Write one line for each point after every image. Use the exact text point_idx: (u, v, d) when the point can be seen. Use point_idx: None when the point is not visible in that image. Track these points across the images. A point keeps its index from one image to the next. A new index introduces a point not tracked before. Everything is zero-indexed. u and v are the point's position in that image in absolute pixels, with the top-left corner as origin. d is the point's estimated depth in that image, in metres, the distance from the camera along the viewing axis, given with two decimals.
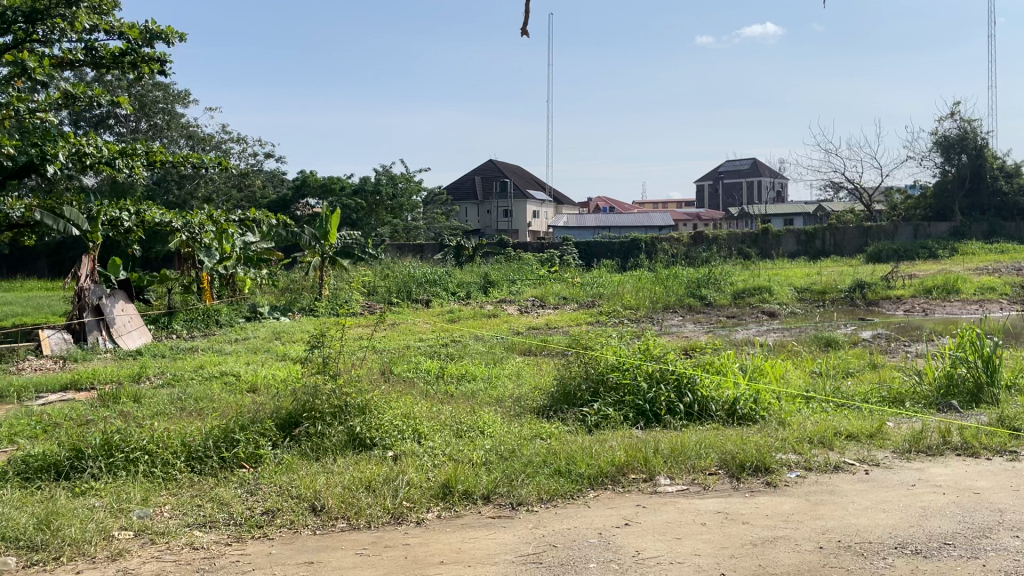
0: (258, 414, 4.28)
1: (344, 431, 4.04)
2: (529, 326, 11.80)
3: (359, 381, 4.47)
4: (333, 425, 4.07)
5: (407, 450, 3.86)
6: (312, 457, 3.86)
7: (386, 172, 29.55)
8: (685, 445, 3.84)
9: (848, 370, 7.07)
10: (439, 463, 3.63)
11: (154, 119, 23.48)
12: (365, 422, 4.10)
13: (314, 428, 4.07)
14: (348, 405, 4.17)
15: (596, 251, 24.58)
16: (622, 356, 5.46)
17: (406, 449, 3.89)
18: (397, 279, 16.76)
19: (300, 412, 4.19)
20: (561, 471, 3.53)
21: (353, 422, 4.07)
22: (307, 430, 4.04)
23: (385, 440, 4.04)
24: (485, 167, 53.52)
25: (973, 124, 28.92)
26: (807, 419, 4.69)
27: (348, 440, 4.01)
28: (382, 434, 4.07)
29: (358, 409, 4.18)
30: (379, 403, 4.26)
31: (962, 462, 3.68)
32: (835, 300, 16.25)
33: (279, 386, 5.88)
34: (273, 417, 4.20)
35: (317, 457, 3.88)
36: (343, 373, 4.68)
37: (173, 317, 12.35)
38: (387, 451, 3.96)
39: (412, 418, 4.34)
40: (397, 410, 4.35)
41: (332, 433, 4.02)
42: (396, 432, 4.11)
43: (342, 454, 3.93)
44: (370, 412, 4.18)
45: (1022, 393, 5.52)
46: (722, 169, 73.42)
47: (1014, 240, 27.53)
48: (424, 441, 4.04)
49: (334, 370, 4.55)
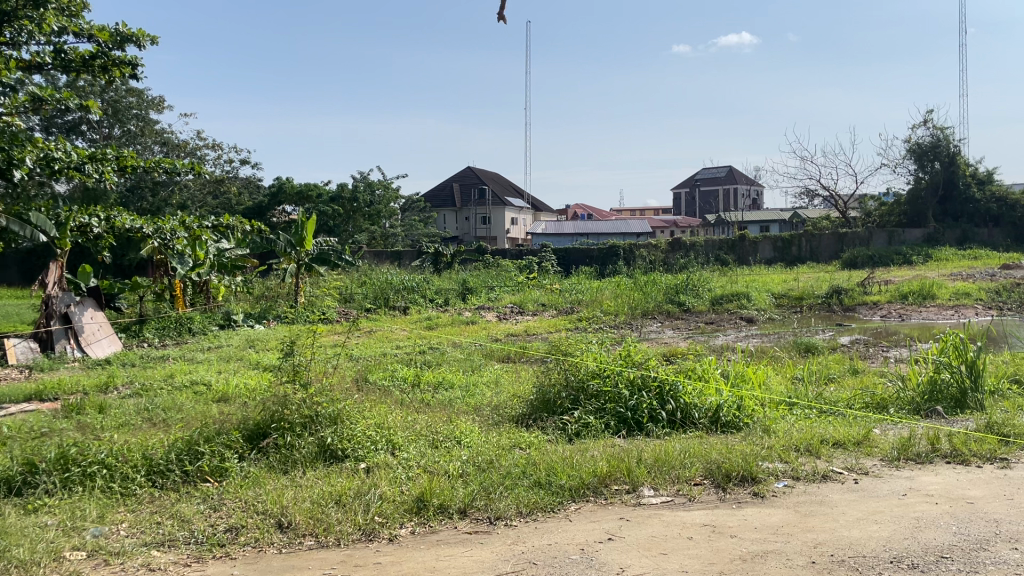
0: (225, 425, 4.11)
1: (314, 442, 3.88)
2: (507, 332, 11.68)
3: (330, 390, 4.32)
4: (303, 436, 3.90)
5: (381, 462, 3.70)
6: (281, 471, 3.70)
7: (363, 179, 29.47)
8: (669, 455, 3.72)
9: (827, 375, 7.02)
10: (414, 476, 3.47)
11: (127, 125, 23.16)
12: (337, 433, 3.94)
13: (283, 439, 3.89)
14: (319, 415, 4.00)
15: (575, 257, 24.52)
16: (603, 363, 5.35)
17: (379, 462, 3.74)
18: (374, 287, 16.58)
19: (268, 422, 4.02)
20: (541, 483, 3.40)
21: (323, 432, 3.91)
22: (276, 441, 3.88)
23: (357, 452, 3.89)
24: (463, 174, 53.48)
25: (945, 132, 29.19)
26: (792, 427, 4.59)
27: (318, 452, 3.85)
28: (353, 446, 3.91)
29: (330, 419, 4.02)
30: (351, 413, 4.10)
31: (953, 470, 3.60)
32: (813, 306, 16.27)
33: (249, 395, 5.70)
34: (240, 429, 4.02)
35: (286, 470, 3.72)
36: (315, 382, 4.52)
37: (144, 325, 12.08)
38: (359, 463, 3.81)
39: (385, 428, 4.18)
40: (370, 420, 4.19)
41: (302, 444, 3.85)
42: (370, 443, 3.96)
43: (311, 466, 3.76)
44: (341, 422, 4.02)
45: (1006, 399, 5.49)
46: (699, 177, 73.88)
47: (986, 245, 27.89)
48: (398, 453, 3.89)
49: (304, 378, 4.38)
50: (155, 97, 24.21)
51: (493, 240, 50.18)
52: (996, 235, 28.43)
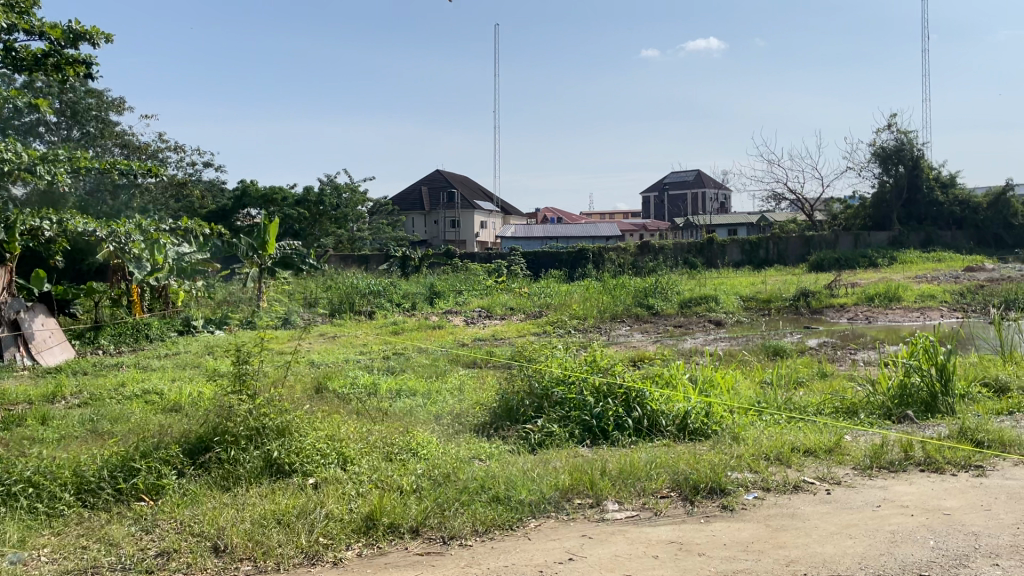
0: (165, 439, 3.89)
1: (259, 456, 3.67)
2: (474, 337, 11.52)
3: (279, 400, 4.12)
4: (248, 450, 3.69)
5: (331, 476, 3.51)
6: (223, 488, 3.49)
7: (330, 181, 29.17)
8: (636, 466, 3.57)
9: (796, 379, 6.93)
10: (364, 492, 3.28)
11: (86, 127, 22.65)
12: (284, 447, 3.73)
13: (226, 453, 3.68)
14: (266, 426, 3.80)
15: (544, 261, 24.39)
16: (568, 369, 5.20)
17: (329, 476, 3.54)
18: (339, 291, 16.27)
19: (211, 435, 3.81)
20: (500, 498, 3.23)
21: (270, 444, 3.71)
22: (220, 455, 3.67)
23: (306, 466, 3.69)
24: (432, 177, 53.16)
25: (908, 136, 29.51)
26: (762, 434, 4.47)
27: (264, 466, 3.64)
28: (302, 459, 3.71)
29: (277, 431, 3.82)
30: (301, 424, 3.90)
31: (927, 478, 3.48)
32: (780, 309, 16.29)
33: (198, 402, 5.47)
34: (180, 443, 3.81)
35: (228, 487, 3.51)
36: (263, 392, 4.31)
37: (100, 332, 11.74)
38: (308, 478, 3.60)
39: (337, 441, 3.99)
40: (320, 432, 4.00)
41: (246, 459, 3.64)
42: (319, 456, 3.76)
43: (257, 482, 3.56)
44: (289, 435, 3.82)
45: (976, 402, 5.44)
46: (667, 180, 74.33)
47: (949, 248, 28.33)
48: (349, 467, 3.69)
49: (251, 387, 4.18)
50: (114, 98, 23.70)
51: (462, 243, 49.96)
52: (960, 237, 29.13)
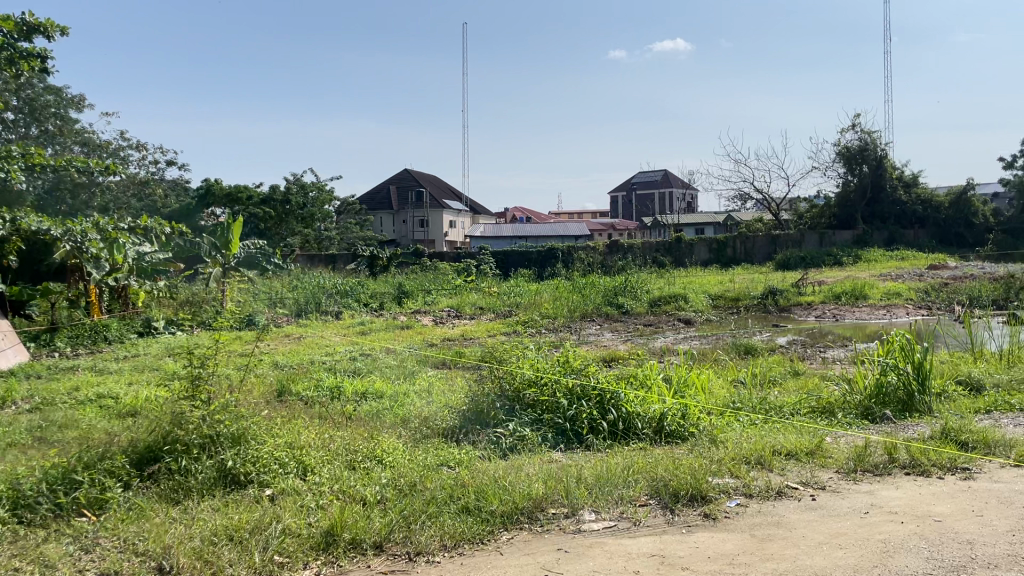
0: (110, 449, 3.67)
1: (212, 466, 3.47)
2: (443, 336, 11.36)
3: (235, 406, 3.91)
4: (200, 459, 3.48)
5: (290, 487, 3.32)
6: (173, 501, 3.28)
7: (296, 180, 28.73)
8: (612, 472, 3.42)
9: (769, 378, 6.84)
10: (325, 504, 3.09)
11: (45, 124, 22.09)
12: (240, 456, 3.54)
13: (177, 463, 3.47)
14: (220, 434, 3.60)
15: (514, 260, 24.24)
16: (540, 370, 5.05)
17: (286, 487, 3.35)
18: (305, 291, 15.97)
19: (160, 445, 3.60)
20: (469, 508, 3.06)
21: (224, 453, 3.51)
22: (171, 465, 3.46)
23: (263, 476, 3.50)
24: (400, 176, 52.79)
25: (872, 136, 29.82)
26: (740, 436, 4.36)
27: (217, 477, 3.43)
28: (258, 469, 3.52)
29: (231, 439, 3.62)
30: (259, 431, 3.71)
31: (913, 482, 3.38)
32: (749, 307, 16.31)
33: (152, 404, 5.23)
34: (126, 453, 3.60)
35: (179, 500, 3.30)
36: (218, 397, 4.09)
37: (55, 334, 11.38)
38: (264, 489, 3.41)
39: (296, 449, 3.79)
40: (278, 439, 3.81)
41: (198, 469, 3.43)
42: (278, 466, 3.57)
43: (209, 494, 3.35)
44: (245, 443, 3.62)
45: (952, 400, 5.39)
46: (635, 180, 74.68)
47: (911, 247, 28.71)
48: (309, 477, 3.50)
49: (205, 392, 3.98)
50: (74, 94, 23.12)
51: (430, 243, 49.62)
52: (922, 235, 29.60)
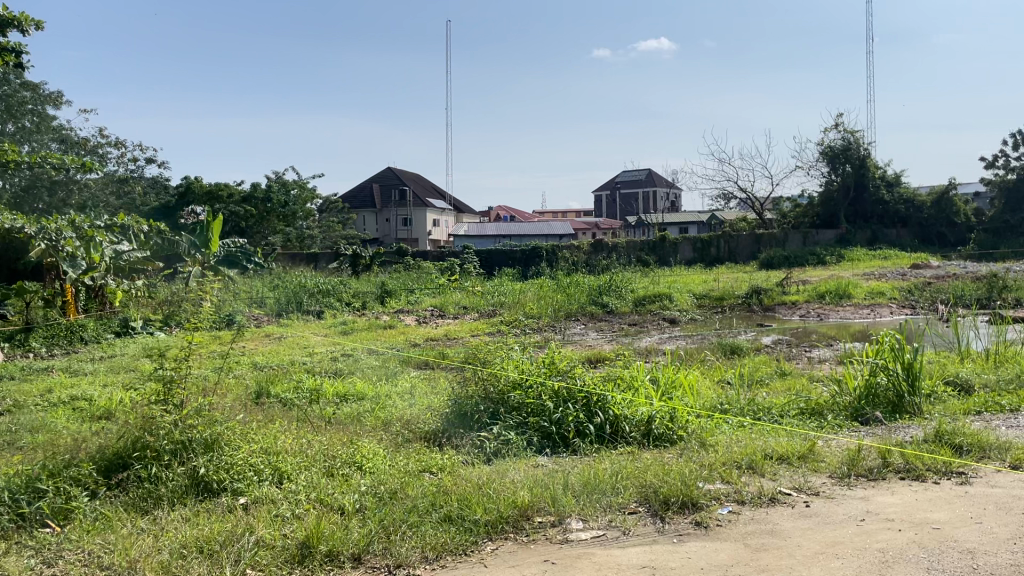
0: (77, 458, 3.53)
1: (185, 473, 3.34)
2: (426, 336, 11.24)
3: (209, 410, 3.78)
4: (171, 467, 3.36)
5: (264, 494, 3.19)
6: (143, 511, 3.15)
7: (278, 178, 28.48)
8: (600, 478, 3.32)
9: (757, 379, 6.77)
10: (301, 513, 2.97)
11: (22, 121, 21.76)
12: (213, 462, 3.41)
13: (147, 471, 3.35)
14: (193, 440, 3.48)
15: (497, 259, 24.12)
16: (525, 372, 4.95)
17: (260, 495, 3.22)
18: (286, 290, 15.79)
19: (130, 451, 3.47)
20: (452, 518, 2.96)
21: (196, 460, 3.39)
22: (141, 472, 3.34)
23: (237, 483, 3.37)
24: (383, 175, 52.59)
25: (855, 135, 29.92)
26: (730, 439, 4.28)
27: (189, 485, 3.31)
28: (231, 476, 3.39)
29: (204, 445, 3.50)
30: (233, 436, 3.60)
31: (908, 487, 3.30)
32: (733, 306, 16.29)
33: (121, 407, 5.08)
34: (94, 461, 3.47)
35: (148, 510, 3.17)
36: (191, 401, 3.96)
37: (30, 334, 11.19)
38: (238, 497, 3.29)
39: (272, 455, 3.67)
40: (254, 444, 3.69)
41: (169, 477, 3.31)
42: (253, 472, 3.45)
43: (180, 503, 3.23)
44: (218, 450, 3.50)
45: (942, 401, 5.35)
46: (619, 179, 74.78)
47: (894, 246, 28.91)
48: (286, 484, 3.38)
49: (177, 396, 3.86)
50: (52, 91, 22.81)
51: (414, 242, 49.43)
52: (904, 235, 29.85)
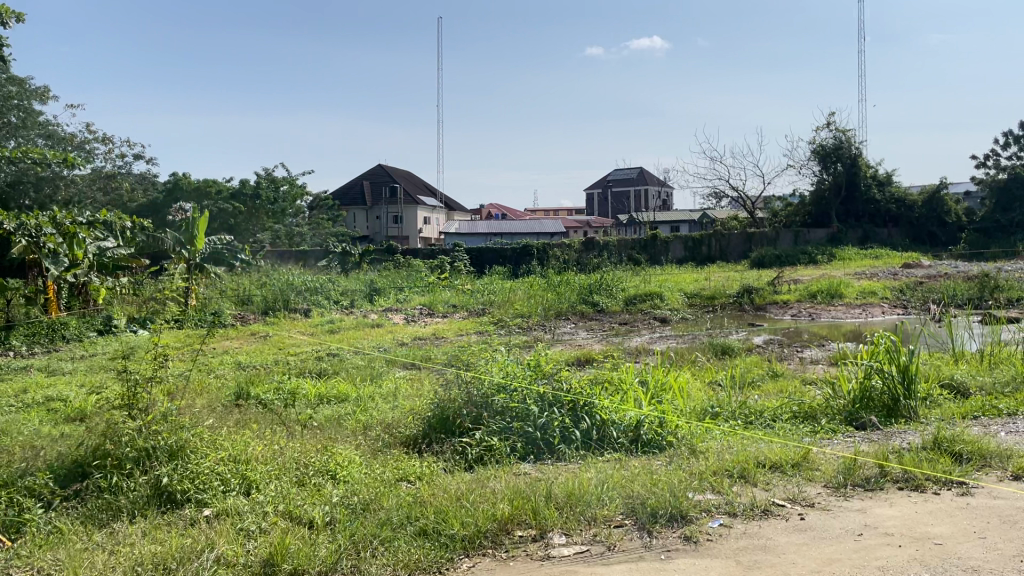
0: (31, 470, 3.43)
1: (147, 483, 3.24)
2: (413, 335, 11.09)
3: (175, 416, 3.67)
4: (133, 477, 3.26)
5: (229, 505, 3.07)
6: (100, 523, 3.05)
7: (267, 175, 28.22)
8: (584, 488, 3.19)
9: (748, 380, 6.66)
10: (267, 528, 2.85)
11: (8, 116, 21.48)
12: (176, 472, 3.30)
13: (107, 483, 3.24)
14: (157, 448, 3.39)
15: (488, 257, 23.96)
16: (510, 375, 4.81)
17: (225, 507, 3.10)
18: (273, 287, 15.60)
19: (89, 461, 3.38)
20: (427, 532, 2.85)
21: (160, 469, 3.28)
22: (101, 482, 3.27)
23: (202, 493, 3.26)
24: (374, 172, 52.37)
25: (847, 134, 29.89)
26: (721, 446, 4.16)
27: (152, 495, 3.20)
28: (196, 486, 3.28)
29: (168, 453, 3.41)
30: (199, 443, 3.51)
31: (907, 498, 3.18)
32: (724, 305, 16.20)
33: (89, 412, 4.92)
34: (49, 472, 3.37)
35: (105, 523, 3.06)
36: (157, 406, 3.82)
37: (10, 332, 11.23)
38: (202, 508, 3.17)
39: (242, 462, 3.56)
40: (222, 452, 3.58)
41: (130, 488, 3.20)
42: (219, 482, 3.33)
43: (140, 515, 3.11)
44: (183, 459, 3.39)
45: (938, 404, 5.23)
46: (611, 178, 74.75)
47: (885, 245, 28.95)
48: (254, 494, 3.26)
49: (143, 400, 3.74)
50: (39, 86, 22.57)
51: (405, 239, 49.25)
52: (895, 234, 29.90)
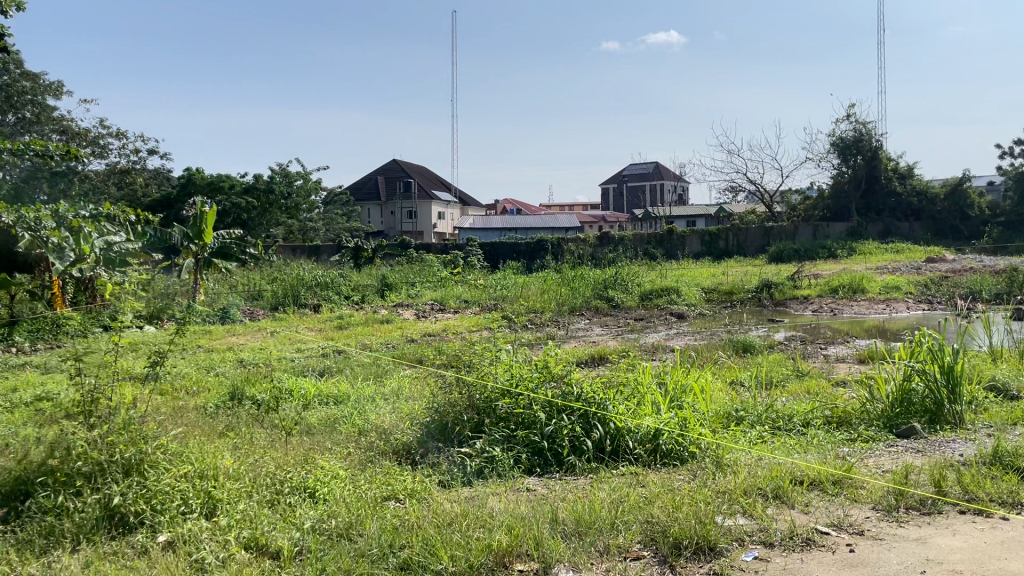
0: None
1: (97, 503, 3.06)
2: (424, 332, 10.76)
3: (133, 424, 3.46)
4: (83, 496, 3.09)
5: (184, 530, 2.89)
6: (38, 552, 2.87)
7: (281, 171, 27.85)
8: (595, 512, 2.90)
9: (773, 381, 6.29)
10: (225, 563, 2.65)
11: (21, 111, 21.33)
12: (129, 490, 3.12)
13: (53, 507, 3.07)
14: (111, 462, 3.20)
15: (502, 252, 23.53)
16: (516, 376, 4.46)
17: (181, 533, 2.91)
18: (283, 283, 15.44)
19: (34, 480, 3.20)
20: (411, 566, 2.58)
21: (112, 487, 3.11)
22: (45, 502, 3.09)
23: (157, 516, 3.07)
24: (388, 167, 52.12)
25: (868, 126, 29.27)
26: (747, 458, 3.82)
27: (102, 518, 3.04)
28: (152, 508, 3.09)
29: (125, 469, 3.22)
30: (159, 456, 3.32)
31: (970, 525, 2.88)
32: (744, 300, 15.74)
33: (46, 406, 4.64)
34: None
35: (47, 551, 2.89)
36: (119, 411, 3.59)
37: (14, 327, 11.00)
38: (155, 532, 2.99)
39: (207, 478, 3.35)
40: (185, 466, 3.37)
41: (78, 509, 3.03)
42: (178, 500, 3.15)
43: (87, 541, 2.94)
44: (138, 476, 3.20)
45: (985, 408, 4.84)
46: (626, 172, 74.10)
47: (907, 239, 28.33)
48: (215, 518, 3.06)
49: (99, 407, 3.53)
50: (52, 81, 22.39)
51: (419, 235, 48.89)
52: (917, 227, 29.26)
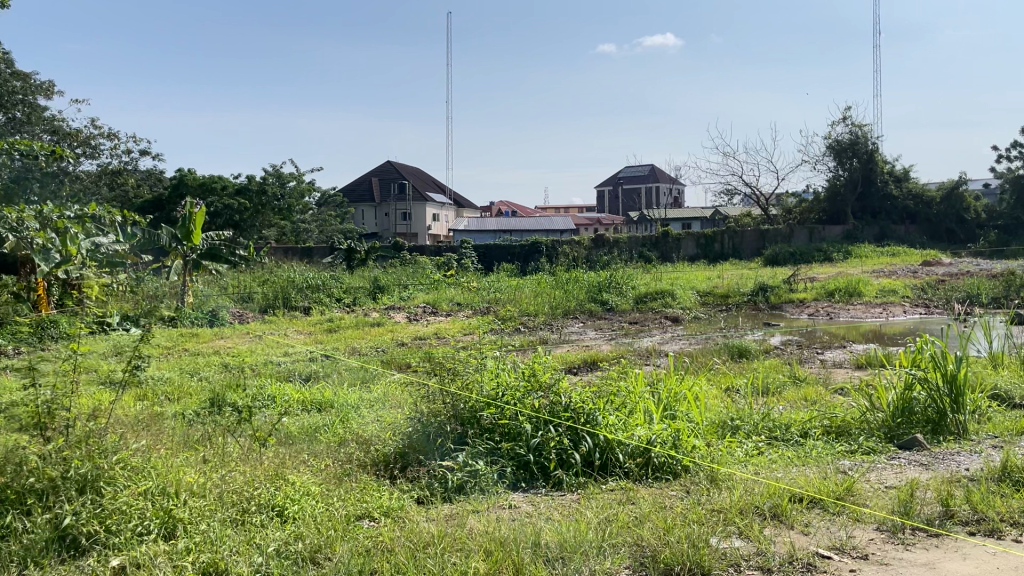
0: None
1: (48, 524, 2.98)
2: (414, 335, 10.61)
3: (90, 438, 3.36)
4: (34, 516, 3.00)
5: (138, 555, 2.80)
6: None
7: (274, 171, 27.62)
8: (581, 533, 2.78)
9: (770, 388, 6.14)
10: None
11: (12, 111, 21.10)
12: (82, 509, 3.03)
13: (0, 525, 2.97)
14: (65, 478, 3.11)
15: (496, 254, 23.36)
16: (503, 385, 4.31)
17: (136, 556, 2.83)
18: (274, 284, 15.29)
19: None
20: None
21: (64, 507, 3.02)
22: None
23: (113, 537, 2.98)
24: (383, 169, 51.95)
25: (864, 128, 29.18)
26: (740, 472, 3.68)
27: (52, 539, 2.95)
28: (106, 528, 3.00)
29: (79, 486, 3.13)
30: (117, 472, 3.24)
31: (978, 548, 2.75)
32: (739, 304, 15.59)
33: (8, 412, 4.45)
34: None
35: None
36: (78, 424, 3.50)
37: None
38: (106, 555, 2.89)
39: (168, 494, 3.26)
40: (144, 483, 3.27)
41: (29, 529, 2.95)
42: (132, 520, 3.06)
43: (34, 564, 2.84)
44: (92, 493, 3.11)
45: (987, 417, 4.71)
46: (621, 175, 73.96)
47: (902, 242, 28.24)
48: (172, 540, 2.97)
49: (57, 419, 3.44)
50: (43, 81, 22.18)
51: (414, 237, 48.63)
52: (913, 231, 29.16)
